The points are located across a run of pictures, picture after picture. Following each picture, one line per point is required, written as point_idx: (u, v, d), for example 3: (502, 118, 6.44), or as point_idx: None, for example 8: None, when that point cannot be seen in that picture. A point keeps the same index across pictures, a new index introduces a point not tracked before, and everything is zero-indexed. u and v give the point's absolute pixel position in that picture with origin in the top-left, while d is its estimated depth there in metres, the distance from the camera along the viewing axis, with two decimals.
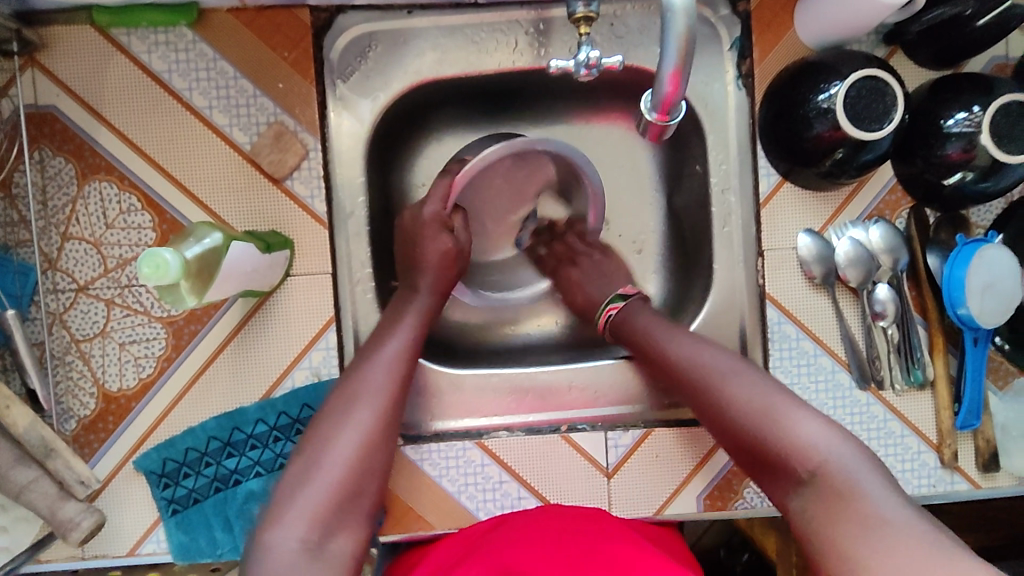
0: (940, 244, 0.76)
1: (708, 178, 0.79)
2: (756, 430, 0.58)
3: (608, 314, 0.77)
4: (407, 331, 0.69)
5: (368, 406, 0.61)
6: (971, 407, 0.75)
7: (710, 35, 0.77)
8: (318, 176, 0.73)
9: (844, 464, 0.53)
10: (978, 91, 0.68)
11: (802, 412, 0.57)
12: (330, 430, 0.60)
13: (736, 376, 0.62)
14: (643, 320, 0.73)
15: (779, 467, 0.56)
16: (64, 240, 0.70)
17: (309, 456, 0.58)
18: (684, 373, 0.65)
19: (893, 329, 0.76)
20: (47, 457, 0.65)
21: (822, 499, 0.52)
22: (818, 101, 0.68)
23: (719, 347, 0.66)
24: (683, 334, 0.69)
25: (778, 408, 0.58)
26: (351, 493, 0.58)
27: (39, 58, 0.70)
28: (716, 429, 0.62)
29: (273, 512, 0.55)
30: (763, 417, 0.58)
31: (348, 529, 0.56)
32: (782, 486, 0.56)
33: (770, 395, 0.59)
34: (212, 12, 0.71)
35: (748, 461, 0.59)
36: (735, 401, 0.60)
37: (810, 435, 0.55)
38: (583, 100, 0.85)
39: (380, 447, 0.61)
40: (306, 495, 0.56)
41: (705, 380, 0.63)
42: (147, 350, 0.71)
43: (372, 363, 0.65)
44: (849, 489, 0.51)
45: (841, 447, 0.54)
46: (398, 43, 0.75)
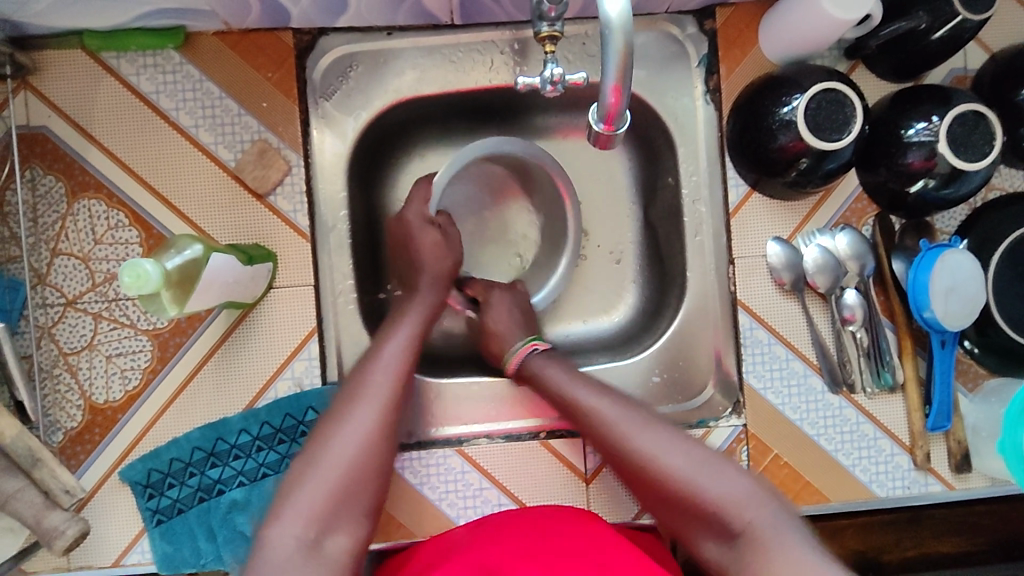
0: (905, 250, 0.78)
1: (680, 189, 0.82)
2: (683, 484, 0.64)
3: (528, 350, 0.78)
4: (406, 330, 0.72)
5: (370, 406, 0.65)
6: (941, 410, 0.77)
7: (678, 52, 0.80)
8: (301, 192, 0.75)
9: (769, 520, 0.60)
10: (937, 102, 0.71)
11: (721, 468, 0.65)
12: (335, 429, 0.64)
13: (651, 432, 0.68)
14: (551, 375, 0.74)
15: (705, 520, 0.63)
16: (54, 256, 0.72)
17: (312, 454, 0.62)
18: (596, 424, 0.70)
19: (862, 333, 0.78)
20: (33, 467, 0.67)
21: (750, 550, 0.59)
22: (781, 113, 0.71)
23: (624, 399, 0.71)
24: (585, 382, 0.73)
25: (708, 461, 0.65)
26: (353, 494, 0.62)
27: (32, 81, 0.73)
28: (643, 484, 0.67)
29: (274, 509, 0.60)
30: (684, 476, 0.64)
31: (344, 527, 0.61)
32: (707, 534, 0.63)
33: (697, 453, 0.66)
34: (199, 35, 0.74)
35: (676, 516, 0.66)
36: (655, 456, 0.66)
37: (730, 494, 0.62)
38: (560, 115, 0.88)
39: (380, 447, 0.64)
40: (307, 493, 0.60)
41: (618, 433, 0.68)
42: (133, 362, 0.73)
43: (376, 364, 0.68)
44: (773, 538, 0.58)
45: (763, 504, 0.62)
46: (378, 63, 0.78)
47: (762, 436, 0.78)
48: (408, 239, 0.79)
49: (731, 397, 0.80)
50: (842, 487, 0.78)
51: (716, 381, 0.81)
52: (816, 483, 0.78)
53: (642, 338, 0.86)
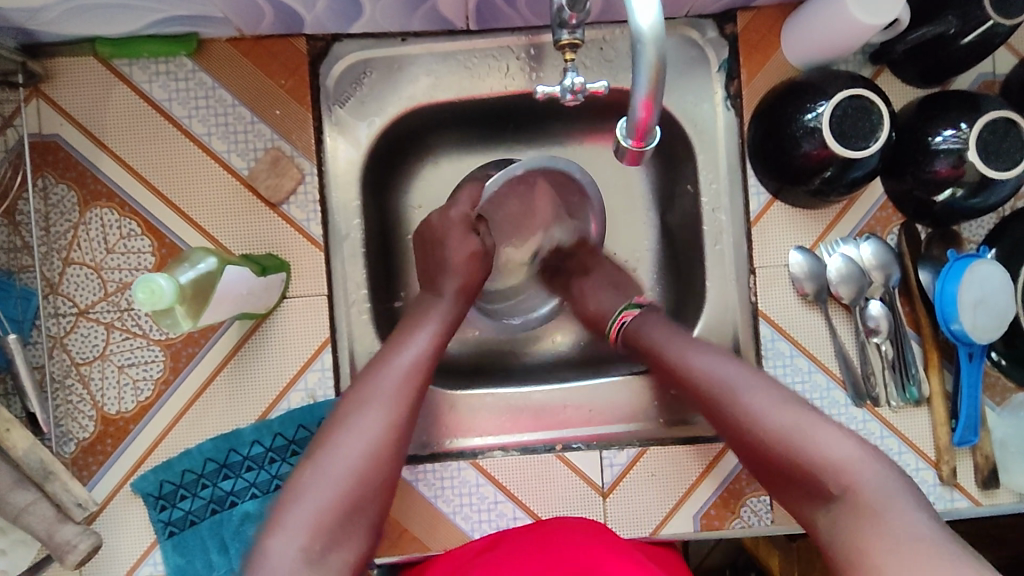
0: (931, 260, 0.76)
1: (699, 197, 0.80)
2: (782, 439, 0.58)
3: (621, 322, 0.76)
4: (422, 340, 0.69)
5: (380, 412, 0.61)
6: (968, 424, 0.74)
7: (698, 57, 0.79)
8: (315, 201, 0.74)
9: (873, 477, 0.55)
10: (965, 108, 0.68)
11: (824, 424, 0.59)
12: (340, 434, 0.60)
13: (760, 393, 0.62)
14: (653, 335, 0.72)
15: (802, 480, 0.57)
16: (66, 265, 0.72)
17: (316, 461, 0.58)
18: (702, 386, 0.65)
19: (887, 345, 0.76)
20: (45, 480, 0.66)
21: (853, 511, 0.53)
22: (804, 120, 0.69)
23: (732, 359, 0.67)
24: (702, 348, 0.68)
25: (802, 421, 0.59)
26: (357, 501, 0.58)
27: (43, 89, 0.72)
28: (745, 450, 0.62)
29: (276, 516, 0.56)
30: (785, 430, 0.59)
31: (349, 543, 0.56)
32: (809, 498, 0.57)
33: (788, 410, 0.60)
34: (212, 42, 0.73)
35: (772, 478, 0.61)
36: (755, 413, 0.61)
37: (838, 453, 0.56)
38: (575, 122, 0.86)
39: (385, 459, 0.60)
40: (309, 499, 0.56)
41: (724, 394, 0.63)
42: (145, 373, 0.72)
43: (385, 371, 0.65)
44: (880, 505, 0.53)
45: (869, 465, 0.56)
46: (392, 70, 0.77)
47: None
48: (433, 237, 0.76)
49: None
50: None
51: None
52: None
53: None
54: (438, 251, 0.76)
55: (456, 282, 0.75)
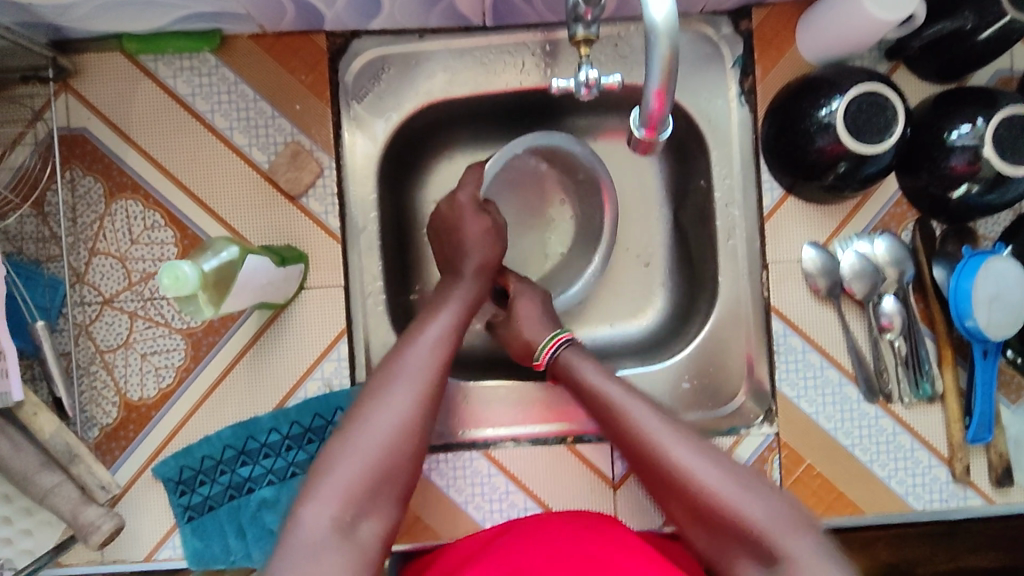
0: (946, 256, 0.76)
1: (713, 192, 0.81)
2: (718, 498, 0.59)
3: (551, 351, 0.75)
4: (447, 318, 0.70)
5: (408, 388, 0.63)
6: (982, 420, 0.74)
7: (712, 53, 0.79)
8: (332, 194, 0.76)
9: (800, 538, 0.55)
10: (981, 105, 0.68)
11: (756, 486, 0.60)
12: (371, 409, 0.61)
13: (696, 449, 0.62)
14: (585, 373, 0.71)
15: (730, 537, 0.58)
16: (92, 255, 0.74)
17: (348, 434, 0.60)
18: (637, 436, 0.65)
19: (901, 341, 0.76)
20: (70, 462, 0.69)
21: (784, 573, 0.54)
22: (818, 116, 0.69)
23: (653, 403, 0.67)
24: (621, 386, 0.69)
25: (737, 480, 0.60)
26: (386, 474, 0.59)
27: (72, 84, 0.74)
28: (676, 502, 0.62)
29: (310, 486, 0.57)
30: (722, 492, 0.59)
31: (379, 512, 0.58)
32: (739, 552, 0.58)
33: (726, 471, 0.60)
34: (234, 38, 0.75)
35: (697, 532, 0.61)
36: (694, 473, 0.60)
37: (770, 514, 0.57)
38: (589, 118, 0.87)
39: (411, 437, 0.61)
40: (342, 471, 0.57)
41: (654, 444, 0.63)
42: (167, 361, 0.74)
43: (415, 348, 0.66)
44: (822, 564, 0.53)
45: (796, 526, 0.57)
46: (409, 66, 0.79)
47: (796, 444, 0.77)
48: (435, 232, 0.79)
49: (763, 404, 0.79)
50: (877, 499, 0.76)
51: (748, 388, 0.80)
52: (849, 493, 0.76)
53: (671, 344, 0.85)
54: (456, 235, 0.78)
55: (473, 262, 0.77)
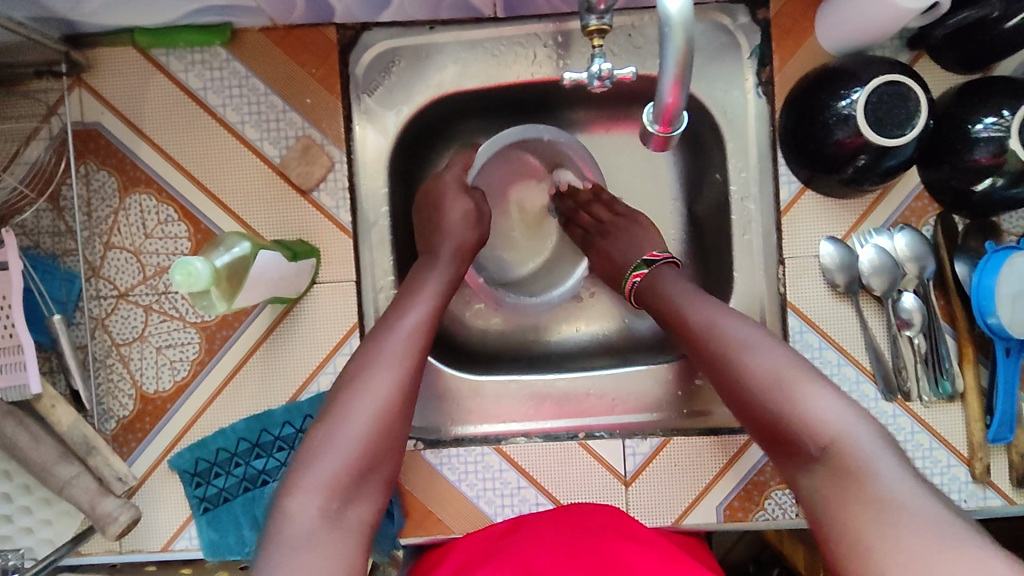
0: (968, 252, 0.74)
1: (728, 185, 0.79)
2: (776, 406, 0.54)
3: (631, 284, 0.74)
4: (426, 301, 0.68)
5: (387, 374, 0.61)
6: (1004, 420, 0.73)
7: (728, 43, 0.78)
8: (344, 188, 0.76)
9: (858, 446, 0.51)
10: (1008, 94, 0.67)
11: (812, 381, 0.55)
12: (349, 396, 0.60)
13: (768, 350, 0.57)
14: (675, 288, 0.68)
15: (791, 447, 0.54)
16: (107, 249, 0.74)
17: (329, 421, 0.58)
18: (703, 344, 0.61)
19: (920, 338, 0.74)
20: (88, 454, 0.69)
21: (831, 479, 0.51)
22: (838, 108, 0.67)
23: (745, 317, 0.62)
24: (707, 300, 0.64)
25: (792, 377, 0.55)
26: (370, 456, 0.58)
27: (85, 79, 0.74)
28: (736, 408, 0.58)
29: (292, 477, 0.56)
30: (774, 387, 0.55)
31: (365, 499, 0.57)
32: (794, 465, 0.54)
33: (784, 360, 0.57)
34: (245, 31, 0.74)
35: (761, 446, 0.57)
36: (750, 367, 0.57)
37: (827, 414, 0.53)
38: (603, 109, 0.86)
39: (390, 418, 0.60)
40: (324, 461, 0.56)
41: (729, 343, 0.59)
42: (181, 354, 0.75)
43: (391, 332, 0.64)
44: (863, 466, 0.50)
45: (850, 417, 0.53)
46: (419, 59, 0.78)
47: None
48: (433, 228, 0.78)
49: None
50: None
51: None
52: None
53: None
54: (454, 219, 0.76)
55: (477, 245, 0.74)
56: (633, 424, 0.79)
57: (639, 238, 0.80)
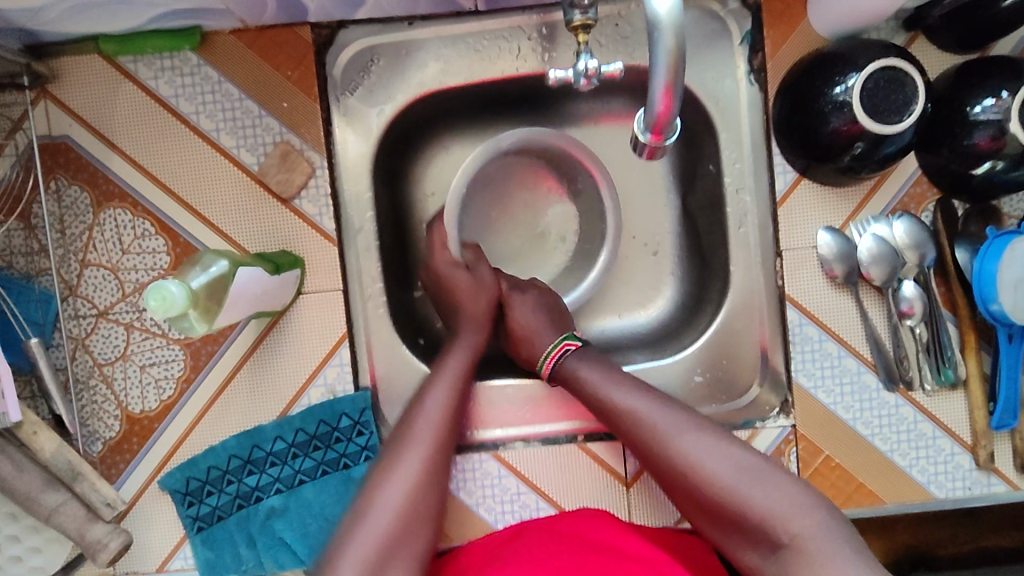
0: (969, 238, 0.72)
1: (723, 177, 0.77)
2: (723, 491, 0.58)
3: (561, 352, 0.72)
4: (450, 380, 0.70)
5: (416, 454, 0.65)
6: (1007, 407, 0.72)
7: (719, 29, 0.75)
8: (326, 194, 0.73)
9: (814, 529, 0.54)
10: (1008, 75, 0.64)
11: (768, 474, 0.58)
12: (382, 484, 0.63)
13: (700, 437, 0.61)
14: (590, 372, 0.69)
15: (744, 530, 0.57)
16: (83, 267, 0.72)
17: (362, 503, 0.62)
18: (636, 428, 0.64)
19: (922, 327, 0.73)
20: (73, 480, 0.68)
21: (796, 564, 0.53)
22: (833, 94, 0.65)
23: (658, 395, 0.66)
24: (623, 383, 0.67)
25: (753, 467, 0.59)
26: (400, 541, 0.61)
27: (50, 90, 0.71)
28: (683, 494, 0.61)
29: (327, 561, 0.59)
30: (728, 484, 0.58)
31: (396, 570, 0.59)
32: (748, 545, 0.58)
33: (738, 457, 0.60)
34: (215, 34, 0.71)
35: (711, 523, 0.60)
36: (696, 462, 0.60)
37: (777, 503, 0.56)
38: (591, 102, 0.83)
39: (425, 498, 0.64)
40: (354, 542, 0.59)
41: (658, 436, 0.63)
42: (166, 372, 0.73)
43: (422, 412, 0.68)
44: (825, 553, 0.52)
45: (813, 511, 0.56)
46: (400, 56, 0.75)
47: (812, 435, 0.75)
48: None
49: (778, 396, 0.77)
50: (897, 488, 0.74)
51: (763, 379, 0.78)
52: (871, 485, 0.74)
53: (681, 335, 0.83)
54: None
55: None
56: None
57: (553, 310, 0.77)
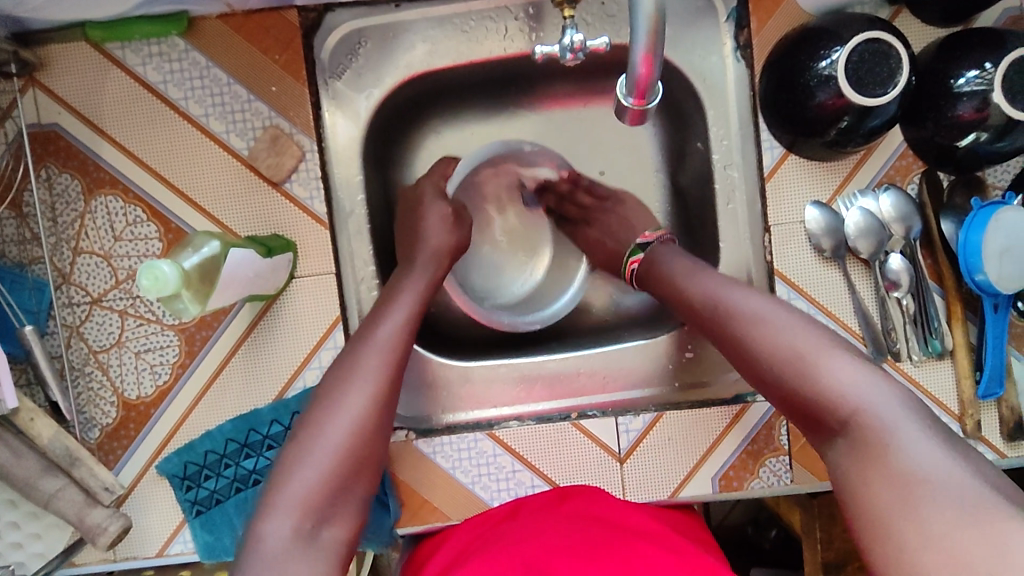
0: (954, 209, 0.73)
1: (711, 154, 0.79)
2: (792, 372, 0.52)
3: (629, 270, 0.74)
4: (404, 312, 0.63)
5: (361, 388, 0.57)
6: (993, 375, 0.72)
7: (704, 7, 0.76)
8: (317, 177, 0.73)
9: (874, 420, 0.47)
10: (989, 47, 0.65)
11: (837, 355, 0.51)
12: (325, 412, 0.56)
13: (775, 317, 0.56)
14: (674, 263, 0.67)
15: (816, 413, 0.50)
16: (76, 255, 0.72)
17: (303, 439, 0.55)
18: (704, 312, 0.61)
19: (908, 299, 0.74)
20: (72, 466, 0.68)
21: (856, 450, 0.46)
22: (819, 68, 0.66)
23: (735, 282, 0.62)
24: (710, 274, 0.63)
25: (822, 346, 0.52)
26: (347, 475, 0.54)
27: (38, 77, 0.71)
28: (750, 371, 0.56)
29: (267, 500, 0.52)
30: (796, 360, 0.52)
31: (342, 516, 0.53)
32: (817, 433, 0.51)
33: (808, 338, 0.53)
34: (202, 19, 0.71)
35: (795, 415, 0.53)
36: (768, 342, 0.54)
37: (846, 383, 0.49)
38: (579, 84, 0.84)
39: (370, 436, 0.56)
40: (296, 482, 0.52)
41: (732, 325, 0.58)
42: (161, 357, 0.73)
43: (370, 344, 0.60)
44: (883, 443, 0.45)
45: (883, 395, 0.48)
46: (387, 38, 0.75)
47: None
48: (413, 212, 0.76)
49: None
50: None
51: None
52: None
53: (672, 313, 0.84)
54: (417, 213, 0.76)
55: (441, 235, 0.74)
56: (624, 401, 0.79)
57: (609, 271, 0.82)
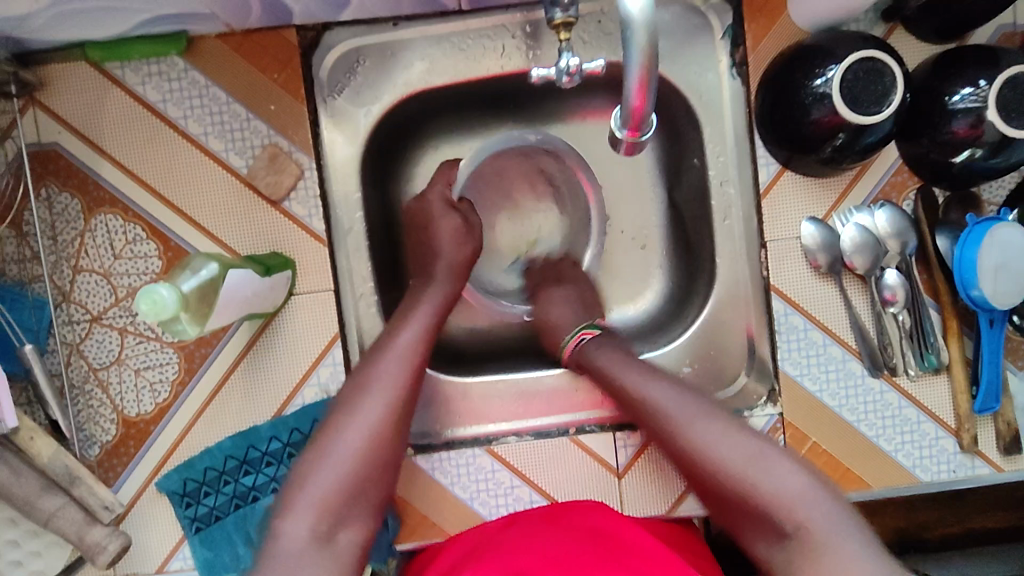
0: (950, 225, 0.74)
1: (707, 170, 0.79)
2: (735, 485, 0.59)
3: (579, 339, 0.77)
4: (421, 323, 0.69)
5: (379, 401, 0.62)
6: (990, 390, 0.73)
7: (700, 24, 0.76)
8: (315, 196, 0.74)
9: (823, 516, 0.56)
10: (983, 65, 0.65)
11: (772, 456, 0.60)
12: (341, 422, 0.61)
13: (711, 426, 0.62)
14: (607, 359, 0.72)
15: (756, 516, 0.59)
16: (75, 273, 0.72)
17: (321, 445, 0.60)
18: (652, 419, 0.66)
19: (904, 314, 0.74)
20: (72, 484, 0.69)
21: (804, 549, 0.55)
22: (814, 86, 0.66)
23: (678, 384, 0.67)
24: (640, 369, 0.69)
25: (757, 453, 0.60)
26: (364, 482, 0.60)
27: (38, 97, 0.72)
28: (691, 473, 0.63)
29: (288, 499, 0.58)
30: (744, 465, 0.60)
31: (354, 521, 0.59)
32: (756, 530, 0.59)
33: (743, 445, 0.61)
34: (201, 39, 0.72)
35: (731, 515, 0.61)
36: (707, 449, 0.61)
37: (787, 489, 0.58)
38: (576, 100, 0.84)
39: (383, 444, 0.61)
40: (315, 485, 0.58)
41: (672, 426, 0.64)
42: (161, 375, 0.73)
43: (388, 355, 0.65)
44: (827, 540, 0.55)
45: (818, 500, 0.57)
46: (385, 57, 0.76)
47: (801, 421, 0.76)
48: (423, 226, 0.77)
49: (766, 385, 0.78)
50: (883, 473, 0.76)
51: (751, 369, 0.79)
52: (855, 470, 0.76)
53: (669, 327, 0.84)
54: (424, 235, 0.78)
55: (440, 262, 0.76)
56: None
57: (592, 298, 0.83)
